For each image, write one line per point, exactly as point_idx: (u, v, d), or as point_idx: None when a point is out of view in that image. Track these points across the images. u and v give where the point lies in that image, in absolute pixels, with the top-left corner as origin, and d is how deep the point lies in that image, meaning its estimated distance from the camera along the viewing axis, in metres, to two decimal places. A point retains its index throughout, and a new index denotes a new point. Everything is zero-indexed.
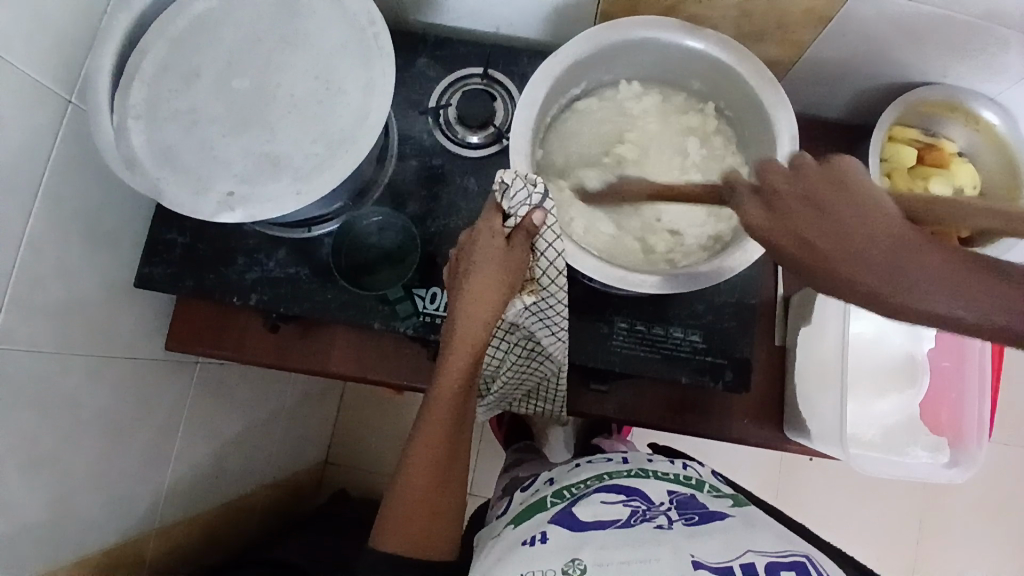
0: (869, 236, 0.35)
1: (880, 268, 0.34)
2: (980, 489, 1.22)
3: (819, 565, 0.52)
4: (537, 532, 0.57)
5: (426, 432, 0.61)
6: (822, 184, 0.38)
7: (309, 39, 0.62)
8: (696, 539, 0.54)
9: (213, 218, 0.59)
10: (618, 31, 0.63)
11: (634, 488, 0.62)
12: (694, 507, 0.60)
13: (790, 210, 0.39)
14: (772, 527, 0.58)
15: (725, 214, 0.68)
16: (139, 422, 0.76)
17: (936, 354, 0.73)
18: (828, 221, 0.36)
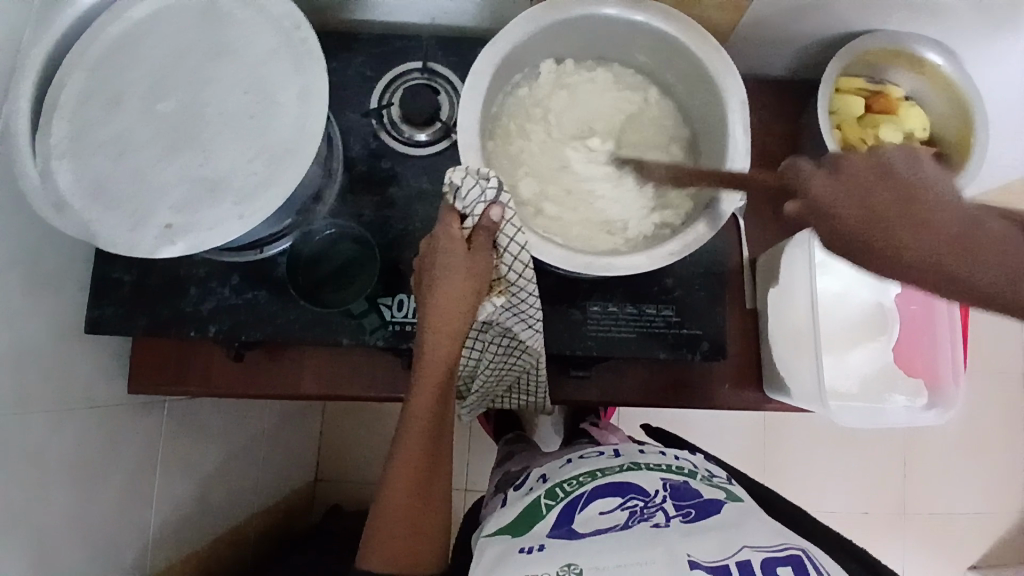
0: (948, 224, 0.34)
1: (977, 237, 0.34)
2: (959, 420, 1.26)
3: (816, 559, 0.53)
4: (535, 543, 0.57)
5: (406, 447, 0.60)
6: (900, 164, 0.37)
7: (234, 52, 0.59)
8: (693, 538, 0.54)
9: (155, 251, 0.56)
10: (558, 10, 0.61)
11: (630, 485, 0.62)
12: (687, 499, 0.60)
13: (863, 199, 0.36)
14: (768, 521, 0.58)
15: (675, 201, 0.66)
16: (112, 471, 0.72)
17: (905, 299, 0.73)
18: (907, 202, 0.35)
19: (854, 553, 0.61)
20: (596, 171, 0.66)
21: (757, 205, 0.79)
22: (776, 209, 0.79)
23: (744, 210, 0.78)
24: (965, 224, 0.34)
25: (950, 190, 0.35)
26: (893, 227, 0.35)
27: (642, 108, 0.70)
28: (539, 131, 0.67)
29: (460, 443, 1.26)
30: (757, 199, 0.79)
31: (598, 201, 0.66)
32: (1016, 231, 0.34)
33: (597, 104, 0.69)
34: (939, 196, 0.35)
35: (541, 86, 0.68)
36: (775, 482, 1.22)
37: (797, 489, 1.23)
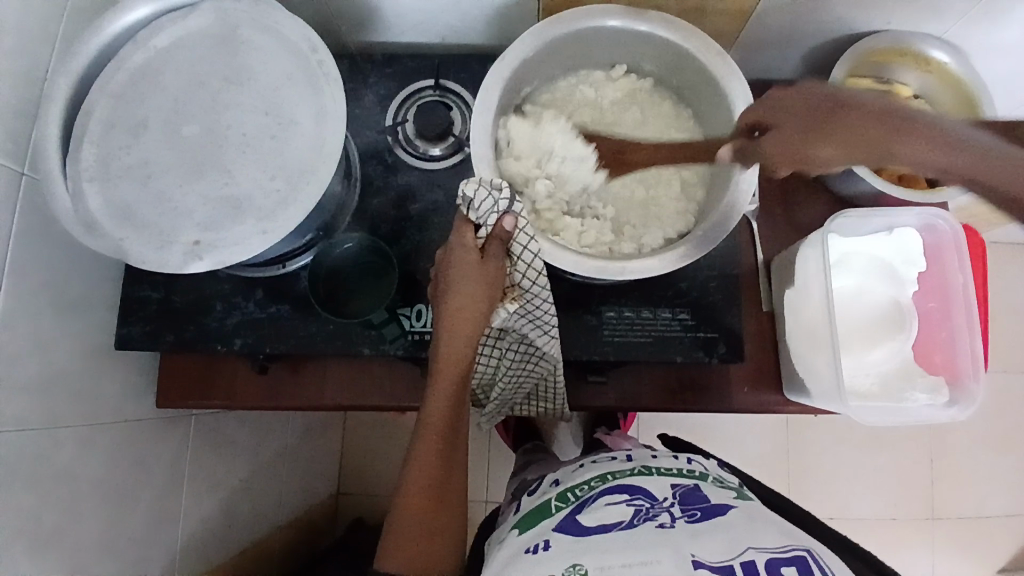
0: (820, 145, 0.58)
1: (867, 134, 0.56)
2: (986, 420, 1.24)
3: (821, 560, 0.52)
4: (540, 540, 0.58)
5: (421, 451, 0.61)
6: (796, 118, 0.59)
7: (254, 75, 0.61)
8: (698, 538, 0.55)
9: (182, 268, 0.58)
10: (564, 24, 0.63)
11: (638, 486, 0.63)
12: (695, 502, 0.60)
13: (795, 126, 0.59)
14: (774, 521, 0.58)
15: (661, 222, 0.68)
16: (141, 486, 0.74)
17: (920, 297, 0.74)
18: (813, 135, 0.59)
19: (880, 567, 0.59)
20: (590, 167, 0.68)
21: (768, 207, 0.79)
22: (787, 211, 0.79)
23: (756, 213, 0.78)
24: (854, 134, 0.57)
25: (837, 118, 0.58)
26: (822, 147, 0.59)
27: (656, 121, 0.71)
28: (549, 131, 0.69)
29: (480, 453, 1.26)
30: (769, 200, 0.80)
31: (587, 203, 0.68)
32: (868, 117, 0.56)
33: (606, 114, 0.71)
34: (833, 122, 0.58)
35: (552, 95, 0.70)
36: (800, 486, 1.21)
37: (822, 493, 1.21)
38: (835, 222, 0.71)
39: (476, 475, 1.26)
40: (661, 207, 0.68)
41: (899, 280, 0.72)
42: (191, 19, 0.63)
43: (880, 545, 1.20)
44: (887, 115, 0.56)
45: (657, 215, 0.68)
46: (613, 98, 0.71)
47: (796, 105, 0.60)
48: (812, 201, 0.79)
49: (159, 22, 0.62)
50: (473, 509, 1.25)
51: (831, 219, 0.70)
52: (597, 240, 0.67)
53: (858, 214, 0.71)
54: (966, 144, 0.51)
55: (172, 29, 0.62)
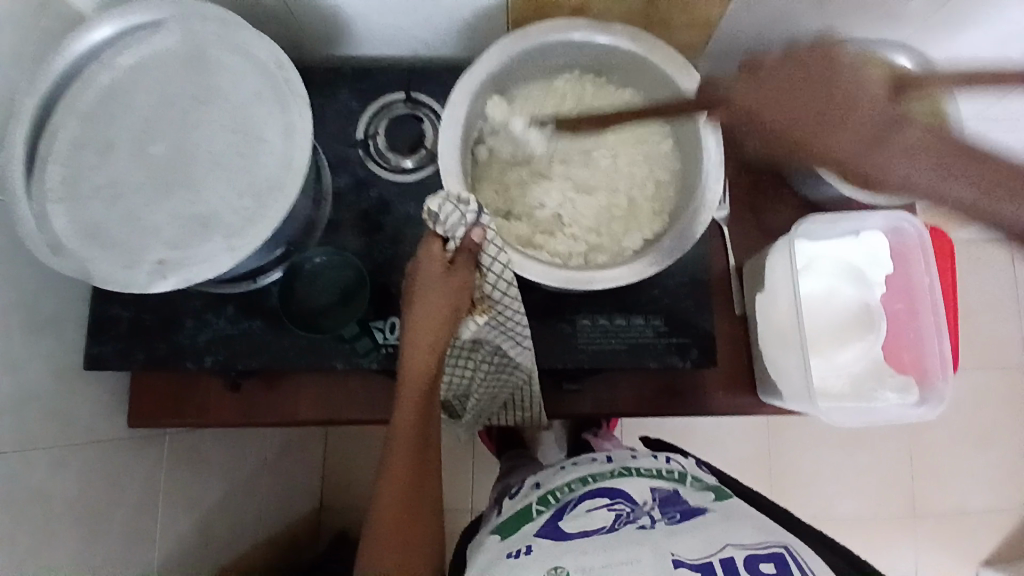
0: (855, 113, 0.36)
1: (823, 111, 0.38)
2: (961, 416, 1.25)
3: (797, 556, 0.53)
4: (522, 545, 0.58)
5: (390, 465, 0.61)
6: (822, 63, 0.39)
7: (224, 94, 0.61)
8: (678, 537, 0.55)
9: (147, 288, 0.57)
10: (528, 39, 0.64)
11: (618, 490, 0.62)
12: (674, 505, 0.61)
13: (790, 74, 0.40)
14: (751, 518, 0.59)
15: (637, 227, 0.68)
16: (116, 506, 0.73)
17: (888, 298, 0.73)
18: (795, 92, 0.39)
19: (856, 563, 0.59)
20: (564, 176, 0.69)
21: (737, 212, 0.80)
22: (756, 216, 0.80)
23: (726, 219, 0.79)
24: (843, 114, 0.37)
25: (849, 78, 0.38)
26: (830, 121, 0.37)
27: (631, 120, 0.70)
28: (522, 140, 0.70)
29: (463, 463, 1.26)
30: (739, 206, 0.81)
31: (563, 209, 0.69)
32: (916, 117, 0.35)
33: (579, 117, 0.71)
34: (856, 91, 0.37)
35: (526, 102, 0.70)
36: (782, 487, 1.22)
37: (804, 493, 1.22)
38: (803, 227, 0.71)
39: (459, 486, 1.25)
40: (634, 215, 0.68)
41: (865, 282, 0.72)
42: (160, 37, 0.62)
43: (861, 543, 1.21)
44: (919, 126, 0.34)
45: (631, 219, 0.68)
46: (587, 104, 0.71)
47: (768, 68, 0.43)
48: (782, 206, 0.80)
49: (127, 40, 0.61)
50: (456, 520, 1.24)
51: (797, 224, 0.70)
52: (571, 252, 0.67)
53: (826, 218, 0.71)
54: (915, 134, 0.33)
55: (140, 47, 0.61)
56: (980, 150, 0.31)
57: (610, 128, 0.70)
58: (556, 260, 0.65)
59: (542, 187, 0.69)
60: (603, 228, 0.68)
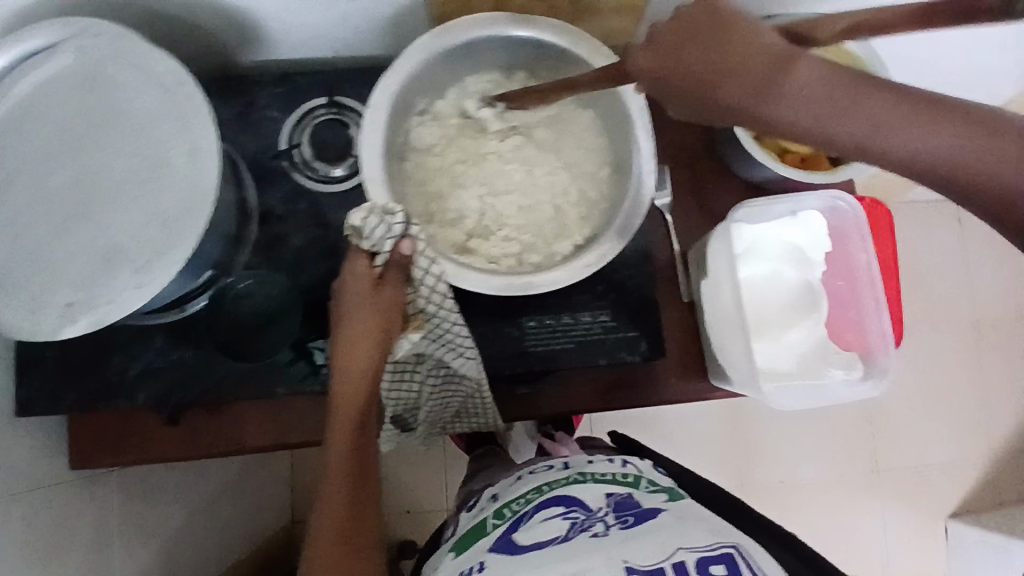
0: (761, 64, 0.37)
1: (728, 66, 0.38)
2: (918, 374, 1.28)
3: (746, 554, 0.54)
4: (475, 562, 0.57)
5: (329, 497, 0.57)
6: (710, 20, 0.39)
7: (122, 117, 0.57)
8: (630, 544, 0.55)
9: (57, 332, 0.54)
10: (449, 35, 0.60)
11: (574, 498, 0.61)
12: (629, 509, 0.60)
13: (687, 34, 0.40)
14: (705, 518, 0.59)
15: (575, 224, 0.66)
16: (62, 552, 0.71)
17: (829, 276, 0.72)
18: (698, 53, 0.39)
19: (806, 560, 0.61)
20: (495, 176, 0.67)
21: (680, 197, 0.79)
22: (699, 200, 0.79)
23: (669, 205, 0.78)
24: (754, 66, 0.37)
25: (743, 31, 0.38)
26: (739, 78, 0.38)
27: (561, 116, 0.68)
28: (450, 143, 0.67)
29: (434, 463, 1.25)
30: (681, 191, 0.80)
31: (499, 211, 0.66)
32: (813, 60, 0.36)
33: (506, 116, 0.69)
34: (752, 42, 0.38)
35: (452, 105, 0.67)
36: (749, 457, 1.24)
37: (771, 461, 1.24)
38: (739, 213, 0.71)
39: (432, 486, 1.25)
40: (569, 213, 0.66)
41: (807, 262, 0.72)
42: (53, 62, 0.57)
43: (828, 504, 1.24)
44: (822, 62, 0.36)
45: (568, 214, 0.66)
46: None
47: (679, 31, 0.40)
48: (724, 187, 0.80)
49: (23, 68, 0.57)
50: (432, 520, 1.24)
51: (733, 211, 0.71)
52: (505, 255, 0.65)
53: (757, 205, 0.71)
54: (823, 74, 0.36)
55: (33, 73, 0.57)
56: (950, 101, 0.34)
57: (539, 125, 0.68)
58: (492, 266, 0.63)
59: (473, 189, 0.66)
60: (539, 227, 0.66)
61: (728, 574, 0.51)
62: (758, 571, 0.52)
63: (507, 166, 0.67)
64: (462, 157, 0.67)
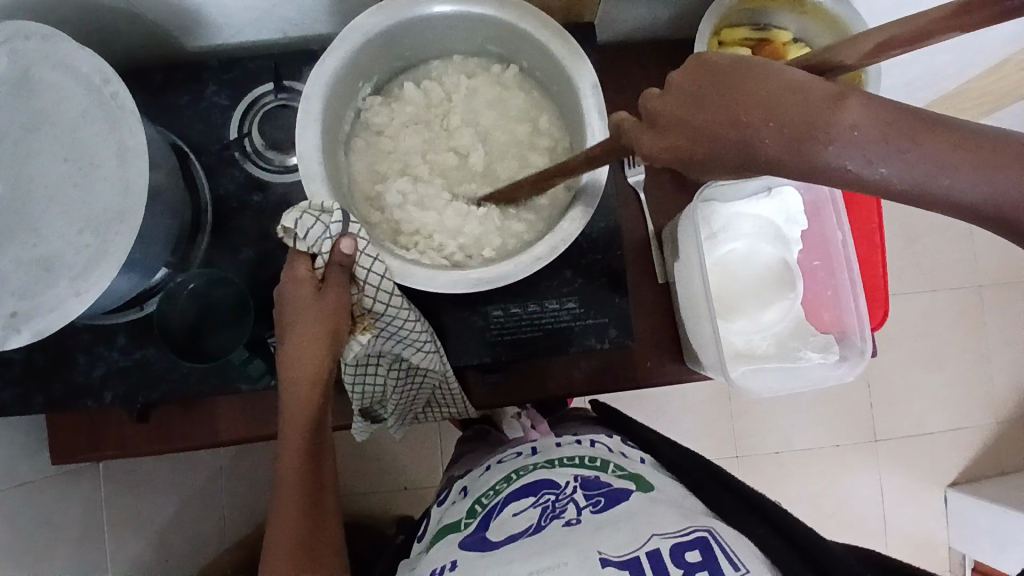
0: (790, 110, 0.28)
1: (750, 117, 0.29)
2: (919, 340, 1.24)
3: (720, 538, 0.51)
4: (447, 561, 0.55)
5: (282, 510, 0.56)
6: (718, 69, 0.31)
7: (50, 120, 0.55)
8: (602, 533, 0.52)
9: (3, 343, 0.54)
10: (385, 15, 0.57)
11: (541, 483, 0.60)
12: (597, 489, 0.58)
13: (687, 92, 0.32)
14: (674, 503, 0.56)
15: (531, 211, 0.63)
16: (46, 548, 0.73)
17: (804, 256, 0.70)
18: (710, 106, 0.31)
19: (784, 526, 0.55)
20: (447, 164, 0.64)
21: (653, 173, 0.76)
22: (674, 175, 0.76)
23: (640, 182, 0.74)
24: (780, 116, 0.28)
25: (763, 73, 0.29)
26: (768, 126, 0.28)
27: (514, 99, 0.65)
28: (401, 131, 0.65)
29: (428, 441, 1.26)
30: (654, 166, 0.76)
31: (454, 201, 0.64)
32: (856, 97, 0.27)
33: (458, 100, 0.66)
34: (776, 83, 0.29)
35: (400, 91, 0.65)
36: (743, 429, 1.22)
37: (766, 433, 1.22)
38: (710, 191, 0.67)
39: (426, 463, 1.26)
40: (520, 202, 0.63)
41: (783, 239, 0.69)
42: None
43: (824, 474, 1.22)
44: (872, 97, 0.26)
45: None
46: (470, 87, 0.66)
47: (686, 84, 0.32)
48: None
49: None
50: (427, 497, 1.25)
51: (703, 188, 0.66)
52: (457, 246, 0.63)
53: (727, 184, 0.66)
54: (871, 112, 0.26)
55: None
56: None
57: (493, 110, 0.66)
58: (433, 262, 0.60)
59: (424, 179, 0.64)
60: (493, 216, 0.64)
61: (702, 560, 0.48)
62: (733, 555, 0.49)
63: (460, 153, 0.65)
64: (413, 145, 0.65)
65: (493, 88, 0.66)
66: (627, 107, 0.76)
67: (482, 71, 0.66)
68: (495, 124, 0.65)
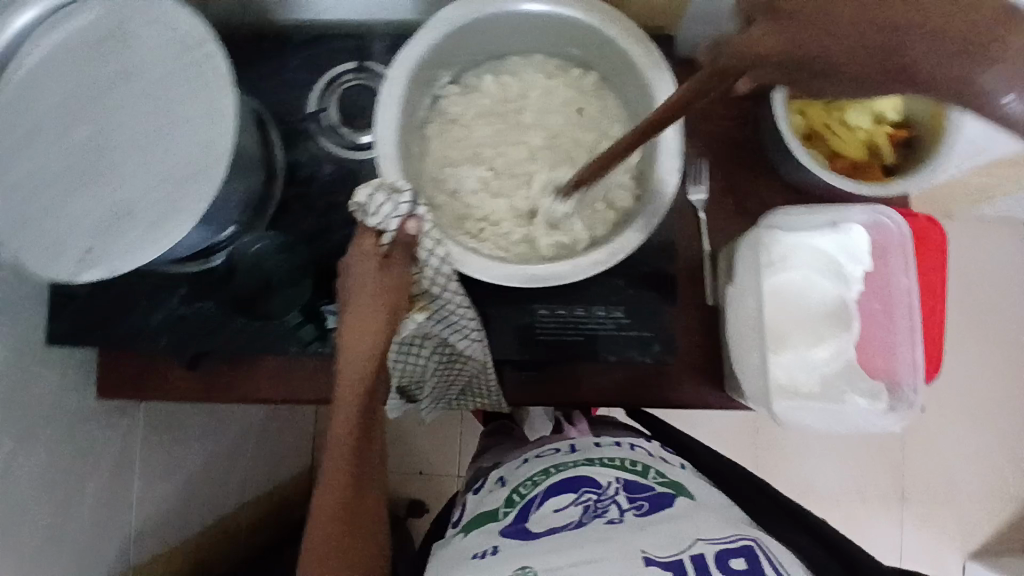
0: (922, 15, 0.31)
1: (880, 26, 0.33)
2: (962, 400, 1.20)
3: (768, 549, 0.48)
4: (488, 546, 0.53)
5: (328, 481, 0.57)
6: None
7: (144, 72, 0.57)
8: (645, 533, 0.49)
9: (75, 277, 0.56)
10: (474, 8, 0.58)
11: (582, 481, 0.57)
12: (641, 493, 0.55)
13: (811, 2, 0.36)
14: (718, 509, 0.54)
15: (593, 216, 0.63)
16: (85, 476, 0.76)
17: (865, 297, 0.68)
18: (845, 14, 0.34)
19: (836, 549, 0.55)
20: (512, 159, 0.65)
21: (717, 195, 0.75)
22: (739, 200, 0.75)
23: (703, 201, 0.74)
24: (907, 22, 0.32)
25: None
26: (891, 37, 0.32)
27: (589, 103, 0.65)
28: (473, 123, 0.66)
29: (449, 429, 1.27)
30: (719, 188, 0.75)
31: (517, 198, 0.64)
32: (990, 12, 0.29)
33: (533, 99, 0.66)
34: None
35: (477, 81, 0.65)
36: (767, 465, 1.20)
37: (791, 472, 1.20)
38: (773, 218, 0.68)
39: (444, 451, 1.27)
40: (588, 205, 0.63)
41: (842, 276, 0.67)
42: (87, 16, 0.58)
43: (845, 522, 1.19)
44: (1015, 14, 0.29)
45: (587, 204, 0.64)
46: (547, 86, 0.66)
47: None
48: (766, 189, 0.75)
49: (57, 21, 0.58)
50: (441, 484, 1.27)
51: (765, 219, 0.67)
52: (514, 241, 0.63)
53: (798, 211, 0.68)
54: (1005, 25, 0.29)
55: (67, 25, 0.58)
56: None
57: (563, 112, 0.66)
58: (497, 254, 0.61)
59: (492, 172, 0.65)
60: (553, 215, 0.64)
61: (748, 568, 0.45)
62: (782, 568, 0.46)
63: (530, 149, 0.65)
64: (485, 136, 0.65)
65: (570, 90, 0.66)
66: (700, 125, 0.76)
67: (561, 72, 0.66)
68: (566, 125, 0.65)
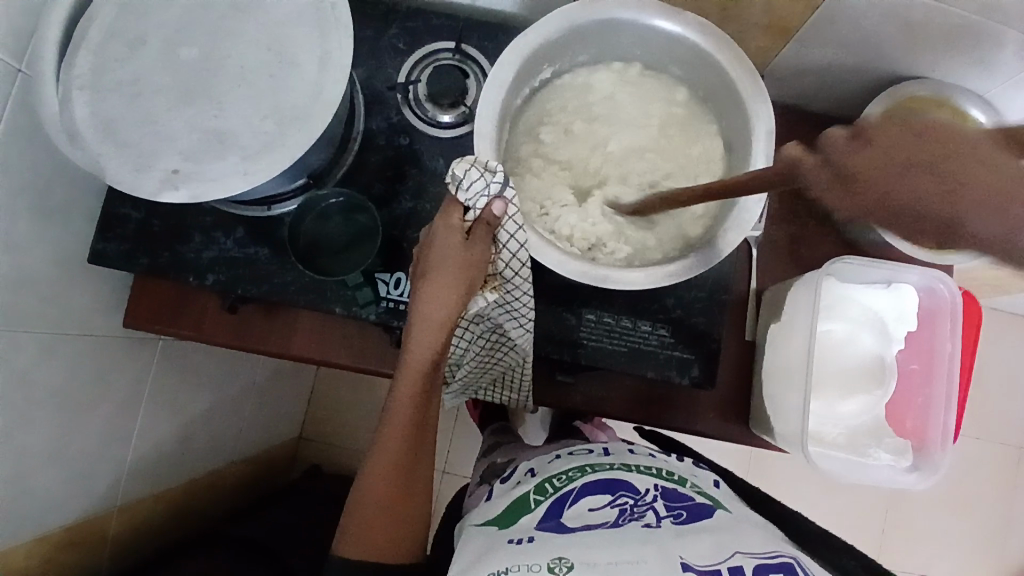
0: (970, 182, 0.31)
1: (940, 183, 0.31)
2: (948, 482, 1.23)
3: (804, 568, 0.52)
4: (523, 535, 0.56)
5: (389, 438, 0.61)
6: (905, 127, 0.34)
7: (263, 8, 0.58)
8: (684, 540, 0.53)
9: (156, 196, 0.55)
10: (595, 11, 0.60)
11: (620, 484, 0.62)
12: (678, 502, 0.60)
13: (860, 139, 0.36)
14: (759, 528, 0.58)
15: (668, 232, 0.64)
16: (98, 400, 0.74)
17: (905, 356, 0.71)
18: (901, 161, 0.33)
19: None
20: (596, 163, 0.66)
21: (773, 237, 0.77)
22: (793, 245, 0.77)
23: (759, 240, 0.76)
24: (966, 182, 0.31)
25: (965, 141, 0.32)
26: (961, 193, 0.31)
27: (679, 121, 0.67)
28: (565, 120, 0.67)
29: (445, 424, 1.26)
30: (776, 231, 0.77)
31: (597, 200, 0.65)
32: None
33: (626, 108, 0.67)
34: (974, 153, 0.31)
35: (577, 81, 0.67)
36: None
37: None
38: (834, 266, 0.69)
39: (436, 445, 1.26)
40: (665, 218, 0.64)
41: (887, 336, 0.69)
42: None
43: None
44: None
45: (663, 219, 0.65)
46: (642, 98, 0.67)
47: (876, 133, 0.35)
48: (820, 239, 0.77)
49: None
50: None
51: (830, 262, 0.68)
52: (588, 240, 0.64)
53: (858, 262, 0.69)
54: None
55: None
56: None
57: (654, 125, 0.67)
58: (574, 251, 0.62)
59: (575, 170, 0.66)
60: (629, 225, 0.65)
61: None
62: None
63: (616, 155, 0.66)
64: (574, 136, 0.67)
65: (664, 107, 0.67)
66: None
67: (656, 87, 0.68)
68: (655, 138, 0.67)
